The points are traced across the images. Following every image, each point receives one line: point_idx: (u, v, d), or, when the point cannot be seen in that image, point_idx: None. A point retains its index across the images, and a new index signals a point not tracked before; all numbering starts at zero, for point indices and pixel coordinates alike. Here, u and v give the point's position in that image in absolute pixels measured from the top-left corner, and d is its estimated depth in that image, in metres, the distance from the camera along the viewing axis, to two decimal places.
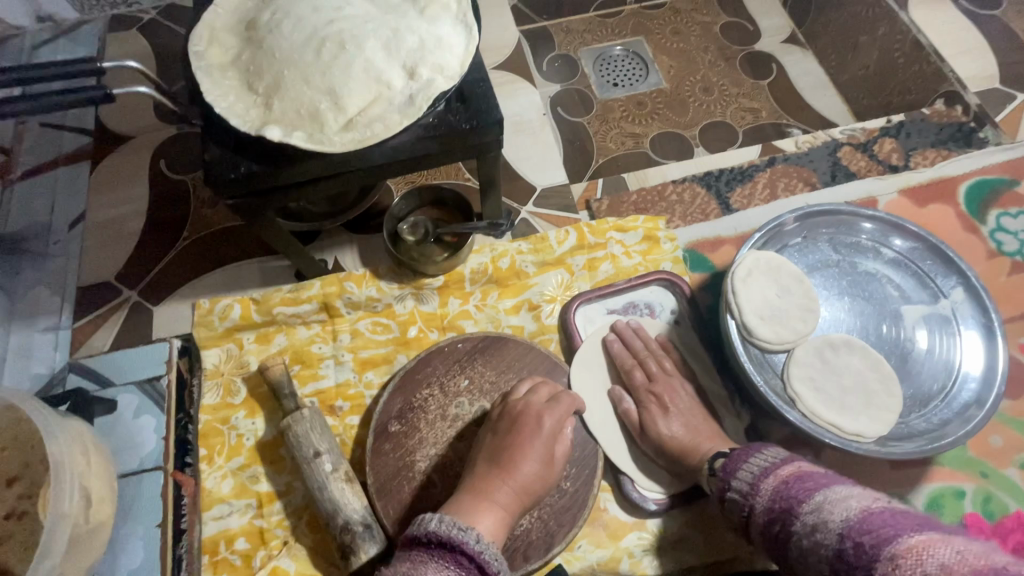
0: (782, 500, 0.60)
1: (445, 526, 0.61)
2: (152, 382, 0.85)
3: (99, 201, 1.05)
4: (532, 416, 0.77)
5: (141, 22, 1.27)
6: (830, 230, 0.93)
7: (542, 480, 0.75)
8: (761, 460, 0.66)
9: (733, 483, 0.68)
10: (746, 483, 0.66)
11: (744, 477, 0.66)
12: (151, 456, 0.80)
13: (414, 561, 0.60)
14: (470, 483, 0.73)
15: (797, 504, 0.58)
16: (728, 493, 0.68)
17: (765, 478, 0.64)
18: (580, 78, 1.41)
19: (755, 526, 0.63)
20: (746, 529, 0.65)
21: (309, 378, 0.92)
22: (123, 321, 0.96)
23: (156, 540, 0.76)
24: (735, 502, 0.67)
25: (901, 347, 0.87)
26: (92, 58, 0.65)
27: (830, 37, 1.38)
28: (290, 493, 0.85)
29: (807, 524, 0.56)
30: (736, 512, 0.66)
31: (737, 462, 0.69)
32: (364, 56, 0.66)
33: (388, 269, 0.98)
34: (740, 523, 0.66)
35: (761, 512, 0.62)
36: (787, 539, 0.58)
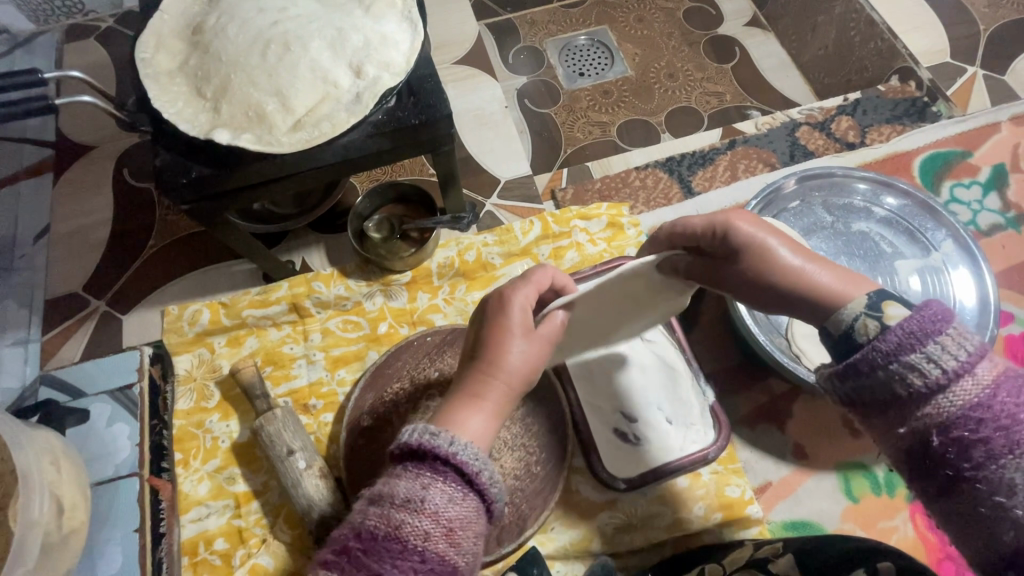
0: (1008, 405, 0.46)
1: (418, 434, 0.50)
2: (124, 391, 0.89)
3: (64, 212, 1.05)
4: (503, 297, 0.60)
5: (99, 31, 1.26)
6: (822, 193, 0.89)
7: (535, 362, 0.58)
8: (959, 347, 0.47)
9: (916, 364, 0.47)
10: (947, 359, 0.47)
11: (952, 350, 0.46)
12: (125, 464, 0.84)
13: (392, 474, 0.50)
14: (456, 379, 0.58)
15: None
16: (908, 359, 0.47)
17: (979, 363, 0.47)
18: (547, 69, 1.42)
19: (939, 426, 0.47)
20: (889, 409, 0.49)
21: (281, 378, 0.93)
22: (92, 332, 0.96)
23: (133, 545, 0.80)
24: (906, 383, 0.47)
25: (898, 300, 0.83)
26: (34, 69, 0.64)
27: (790, 18, 1.40)
28: (267, 492, 0.86)
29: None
30: (894, 386, 0.48)
31: (933, 326, 0.47)
32: (310, 57, 0.67)
33: (356, 267, 0.99)
34: (886, 395, 0.48)
35: (961, 404, 0.46)
36: (1007, 452, 0.46)
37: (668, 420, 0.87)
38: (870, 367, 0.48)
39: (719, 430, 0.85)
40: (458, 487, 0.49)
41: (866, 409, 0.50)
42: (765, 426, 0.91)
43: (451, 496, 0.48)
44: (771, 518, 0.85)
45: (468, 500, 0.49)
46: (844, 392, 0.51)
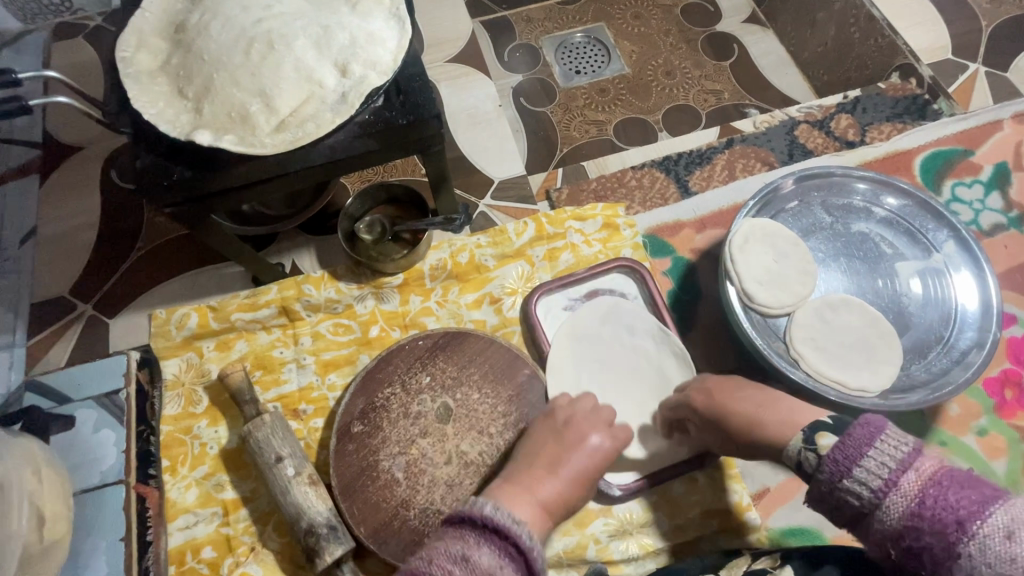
0: (940, 512, 0.49)
1: (499, 514, 0.58)
2: (109, 397, 0.86)
3: (51, 214, 1.03)
4: (582, 426, 0.75)
5: (88, 30, 1.24)
6: (821, 193, 0.87)
7: (582, 497, 0.70)
8: (886, 453, 0.52)
9: (853, 478, 0.53)
10: (874, 477, 0.52)
11: (873, 469, 0.52)
12: (112, 471, 0.81)
13: (458, 537, 0.57)
14: (520, 475, 0.70)
15: (970, 519, 0.48)
16: (842, 483, 0.54)
17: (905, 474, 0.51)
18: (543, 67, 1.40)
19: (890, 535, 0.51)
20: (855, 525, 0.55)
21: (271, 383, 0.91)
22: (79, 336, 0.94)
23: (119, 553, 0.76)
24: (851, 495, 0.53)
25: (898, 303, 0.81)
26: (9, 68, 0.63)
27: (789, 15, 1.38)
28: (255, 500, 0.85)
29: (988, 550, 0.47)
30: (845, 502, 0.54)
31: (859, 445, 0.53)
32: (294, 56, 0.65)
33: (347, 270, 0.97)
34: (844, 513, 0.55)
35: (898, 516, 0.50)
36: (949, 556, 0.48)
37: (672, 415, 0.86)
38: (821, 492, 0.56)
39: None
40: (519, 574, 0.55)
41: (839, 520, 0.56)
42: None
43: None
44: (770, 525, 0.84)
45: None
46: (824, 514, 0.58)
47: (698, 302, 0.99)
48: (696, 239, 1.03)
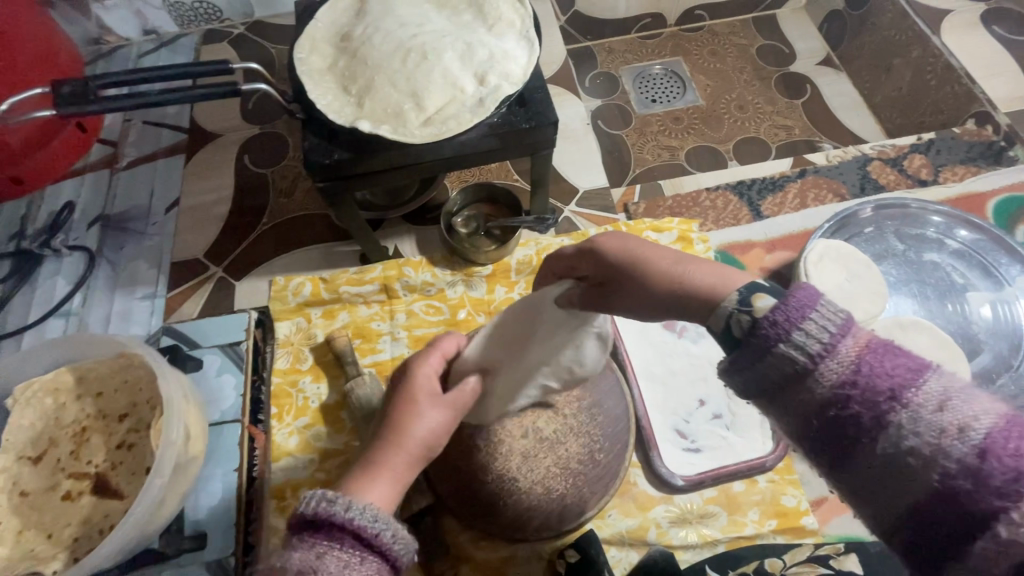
0: (877, 376, 0.44)
1: (312, 503, 0.49)
2: (232, 347, 1.00)
3: (189, 188, 1.19)
4: (405, 368, 0.66)
5: (231, 36, 1.43)
6: (895, 222, 0.93)
7: (441, 432, 0.62)
8: (826, 318, 0.45)
9: (791, 341, 0.46)
10: (814, 341, 0.45)
11: (816, 333, 0.45)
12: (230, 410, 0.95)
13: (288, 547, 0.49)
14: (366, 454, 0.59)
15: (905, 388, 0.44)
16: (783, 342, 0.46)
17: (844, 340, 0.45)
18: (621, 94, 1.52)
19: (824, 405, 0.45)
20: (783, 393, 0.47)
21: (368, 351, 1.02)
22: (208, 293, 1.08)
23: (231, 481, 0.89)
24: (786, 363, 0.46)
25: (968, 329, 0.85)
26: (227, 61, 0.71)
27: (863, 60, 1.48)
28: (348, 452, 0.95)
29: (921, 419, 0.43)
30: (772, 368, 0.47)
31: (801, 310, 0.46)
32: (442, 66, 0.77)
33: (443, 258, 1.09)
34: (774, 379, 0.47)
35: (830, 385, 0.45)
36: (879, 424, 0.44)
37: (727, 427, 0.93)
38: (749, 357, 0.48)
39: (777, 441, 0.91)
40: (357, 555, 0.48)
41: (761, 388, 0.49)
42: None
43: (348, 562, 0.47)
44: (826, 530, 0.88)
45: (366, 564, 0.48)
46: (740, 388, 0.50)
47: None
48: (766, 259, 1.09)
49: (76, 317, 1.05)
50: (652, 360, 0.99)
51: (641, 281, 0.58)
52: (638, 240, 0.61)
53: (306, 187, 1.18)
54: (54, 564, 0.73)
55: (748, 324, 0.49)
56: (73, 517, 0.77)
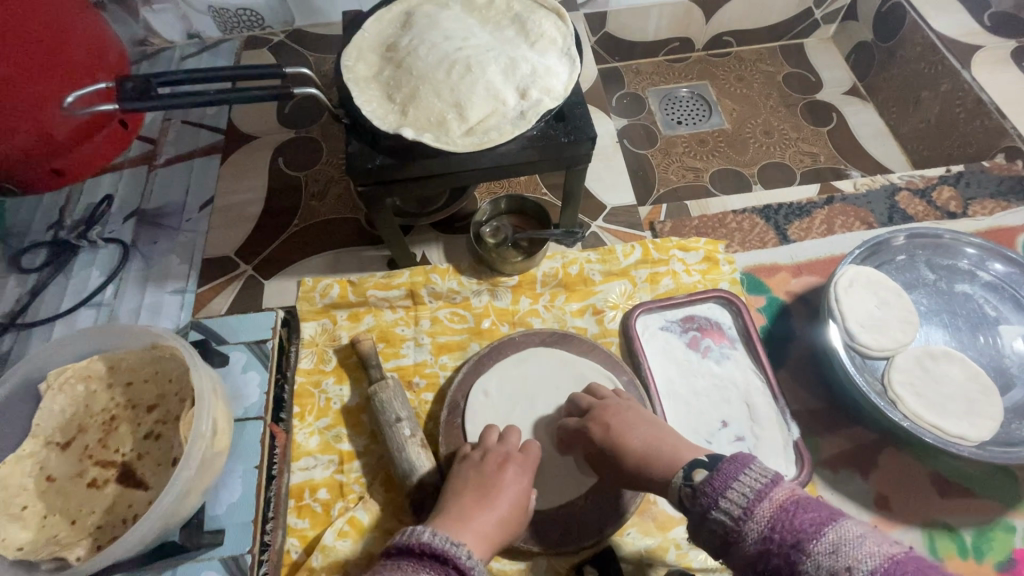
0: (786, 530, 0.55)
1: (438, 540, 0.63)
2: (259, 344, 1.00)
3: (224, 188, 1.22)
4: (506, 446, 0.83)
5: (271, 43, 1.48)
6: (927, 252, 0.92)
7: (517, 519, 0.77)
8: (743, 484, 0.60)
9: (719, 505, 0.60)
10: (735, 505, 0.59)
11: (733, 499, 0.59)
12: (253, 407, 0.94)
13: (405, 570, 0.61)
14: (451, 507, 0.75)
15: (807, 539, 0.54)
16: (714, 507, 0.61)
17: (760, 502, 0.58)
18: (647, 115, 1.54)
19: (752, 557, 0.57)
20: (725, 548, 0.60)
21: (391, 355, 1.03)
22: (237, 291, 1.09)
23: (252, 479, 0.88)
24: (719, 525, 0.60)
25: (999, 362, 0.84)
26: (279, 65, 0.72)
27: (891, 91, 1.50)
28: (367, 455, 0.95)
29: (822, 565, 0.53)
30: (713, 531, 0.60)
31: (725, 479, 0.61)
32: (486, 78, 0.79)
33: (470, 266, 1.09)
34: (718, 541, 0.60)
35: (753, 540, 0.57)
36: (792, 572, 0.54)
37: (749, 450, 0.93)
38: (698, 523, 0.63)
39: (799, 466, 0.90)
40: None
41: (713, 549, 0.62)
42: (849, 471, 0.93)
43: None
44: None
45: None
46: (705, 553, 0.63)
47: (790, 342, 1.04)
48: (791, 283, 1.09)
49: (108, 307, 1.07)
50: (668, 375, 0.99)
51: (618, 462, 0.79)
52: (622, 417, 0.82)
53: (337, 192, 1.20)
54: (77, 551, 0.73)
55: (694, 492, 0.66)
56: (97, 504, 0.77)
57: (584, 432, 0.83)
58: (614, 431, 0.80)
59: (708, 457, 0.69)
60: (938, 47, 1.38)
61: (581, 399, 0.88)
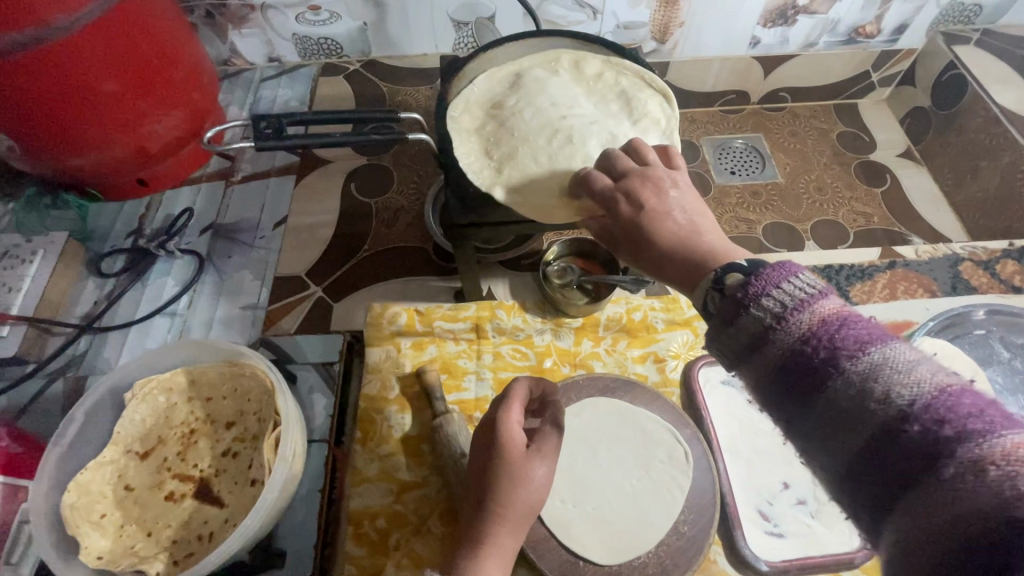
0: (823, 344, 0.43)
1: None
2: (326, 366, 1.05)
3: (297, 209, 1.26)
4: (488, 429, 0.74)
5: (347, 71, 1.54)
6: (1001, 329, 0.93)
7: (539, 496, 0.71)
8: (791, 290, 0.46)
9: (757, 305, 0.46)
10: (775, 307, 0.46)
11: (775, 300, 0.46)
12: (318, 430, 0.99)
13: None
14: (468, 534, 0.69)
15: (847, 354, 0.42)
16: (752, 305, 0.47)
17: (802, 311, 0.45)
18: (701, 163, 1.57)
19: (771, 368, 0.45)
20: (741, 354, 0.48)
21: (453, 387, 1.04)
22: (307, 311, 1.12)
23: (314, 501, 0.92)
24: (747, 327, 0.47)
25: None
26: (393, 109, 0.76)
27: (946, 158, 1.52)
28: (426, 486, 0.94)
29: (854, 383, 0.41)
30: (735, 331, 0.48)
31: (767, 282, 0.47)
32: (584, 133, 0.83)
33: (534, 304, 1.11)
34: (738, 344, 0.48)
35: (781, 347, 0.45)
36: (814, 388, 0.43)
37: (812, 514, 0.91)
38: (723, 323, 0.49)
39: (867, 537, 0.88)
40: None
41: (724, 350, 0.50)
42: None
43: None
44: None
45: None
46: (714, 356, 0.51)
47: None
48: None
49: (181, 318, 1.11)
50: (730, 435, 0.99)
51: (652, 242, 0.58)
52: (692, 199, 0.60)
53: (407, 220, 1.24)
54: (156, 564, 0.74)
55: (726, 293, 0.50)
56: (173, 518, 0.78)
57: (610, 205, 0.64)
58: (650, 207, 0.59)
59: (746, 259, 0.52)
60: (1000, 120, 1.39)
61: (616, 163, 0.67)
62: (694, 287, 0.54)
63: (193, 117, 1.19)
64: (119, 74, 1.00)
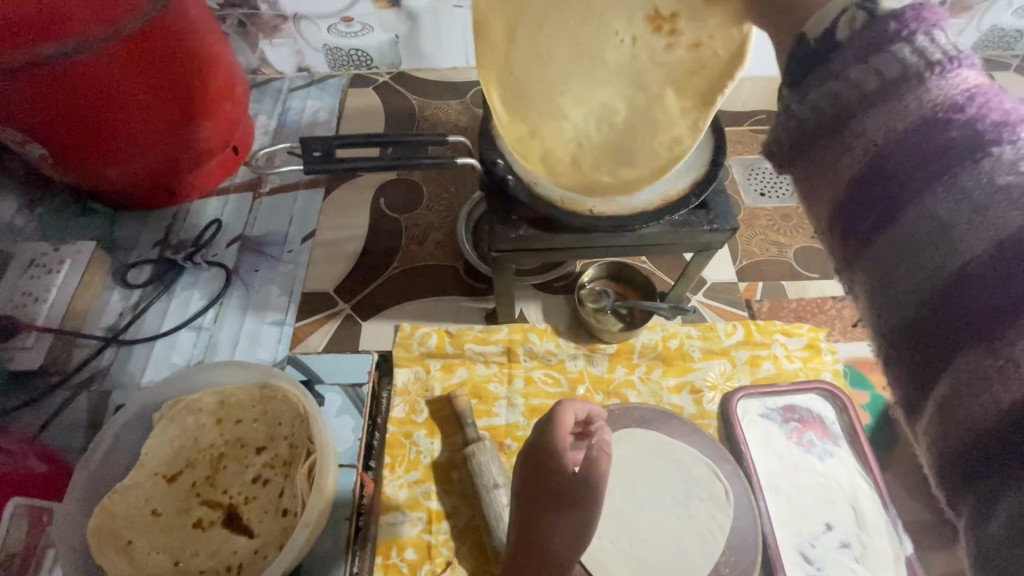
0: (973, 97, 0.36)
1: None
2: (354, 388, 1.01)
3: (325, 223, 1.24)
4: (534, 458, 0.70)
5: (376, 82, 1.52)
6: None
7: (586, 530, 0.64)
8: (950, 40, 0.38)
9: (916, 33, 0.39)
10: (931, 47, 0.38)
11: (936, 37, 0.38)
12: (346, 454, 0.96)
13: None
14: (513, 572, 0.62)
15: (997, 115, 0.35)
16: (911, 28, 0.39)
17: (956, 66, 0.37)
18: None
19: (896, 114, 0.38)
20: (855, 99, 0.40)
21: (483, 413, 1.01)
22: (336, 328, 1.10)
23: (342, 532, 0.89)
24: (888, 57, 0.39)
25: None
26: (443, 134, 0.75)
27: None
28: (456, 517, 0.92)
29: (995, 140, 0.35)
30: (869, 62, 0.40)
31: (929, 21, 0.39)
32: None
33: (567, 328, 1.10)
34: (860, 80, 0.40)
35: (924, 92, 0.37)
36: (942, 135, 0.36)
37: (856, 559, 0.88)
38: (855, 50, 0.40)
39: None
40: None
41: (833, 95, 0.41)
42: None
43: None
44: None
45: None
46: (804, 106, 0.43)
47: (896, 446, 1.00)
48: None
49: (207, 333, 1.09)
50: (770, 471, 0.95)
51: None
52: None
53: (437, 238, 1.22)
54: None
55: (875, 19, 0.40)
56: (201, 547, 0.76)
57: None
58: None
59: None
60: None
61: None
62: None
63: (224, 127, 1.17)
64: (156, 86, 0.99)
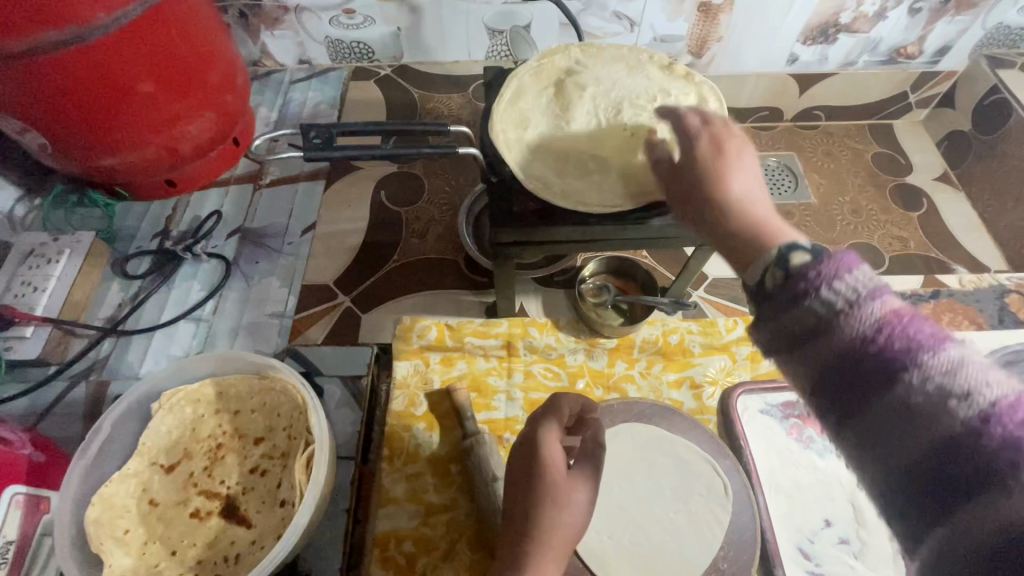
0: (900, 337, 0.38)
1: None
2: (354, 380, 1.02)
3: (325, 215, 1.23)
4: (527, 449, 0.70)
5: (377, 75, 1.52)
6: None
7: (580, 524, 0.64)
8: (862, 278, 0.40)
9: (830, 286, 0.41)
10: (844, 295, 0.40)
11: (848, 286, 0.40)
12: (345, 447, 0.96)
13: None
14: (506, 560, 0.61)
15: (924, 349, 0.37)
16: (820, 287, 0.41)
17: (874, 301, 0.40)
18: None
19: (836, 352, 0.40)
20: (797, 339, 0.42)
21: (483, 406, 1.00)
22: (335, 321, 1.10)
23: (341, 523, 0.91)
24: (810, 309, 0.42)
25: None
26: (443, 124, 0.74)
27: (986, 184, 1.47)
28: (455, 509, 0.91)
29: (932, 381, 0.36)
30: (801, 312, 0.42)
31: (836, 267, 0.41)
32: None
33: (568, 323, 1.09)
34: (800, 327, 0.42)
35: (854, 334, 0.39)
36: (884, 380, 0.38)
37: (855, 555, 0.87)
38: (777, 308, 0.44)
39: None
40: None
41: (780, 336, 0.44)
42: None
43: None
44: None
45: None
46: (757, 342, 0.46)
47: None
48: None
49: (206, 325, 1.09)
50: (770, 467, 0.95)
51: (724, 210, 0.56)
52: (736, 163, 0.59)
53: (438, 231, 1.21)
54: None
55: (789, 274, 0.44)
56: (198, 537, 0.76)
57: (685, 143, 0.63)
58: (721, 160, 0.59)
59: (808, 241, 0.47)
60: None
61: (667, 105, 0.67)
62: (753, 246, 0.50)
63: (226, 119, 1.16)
64: (156, 75, 0.98)
